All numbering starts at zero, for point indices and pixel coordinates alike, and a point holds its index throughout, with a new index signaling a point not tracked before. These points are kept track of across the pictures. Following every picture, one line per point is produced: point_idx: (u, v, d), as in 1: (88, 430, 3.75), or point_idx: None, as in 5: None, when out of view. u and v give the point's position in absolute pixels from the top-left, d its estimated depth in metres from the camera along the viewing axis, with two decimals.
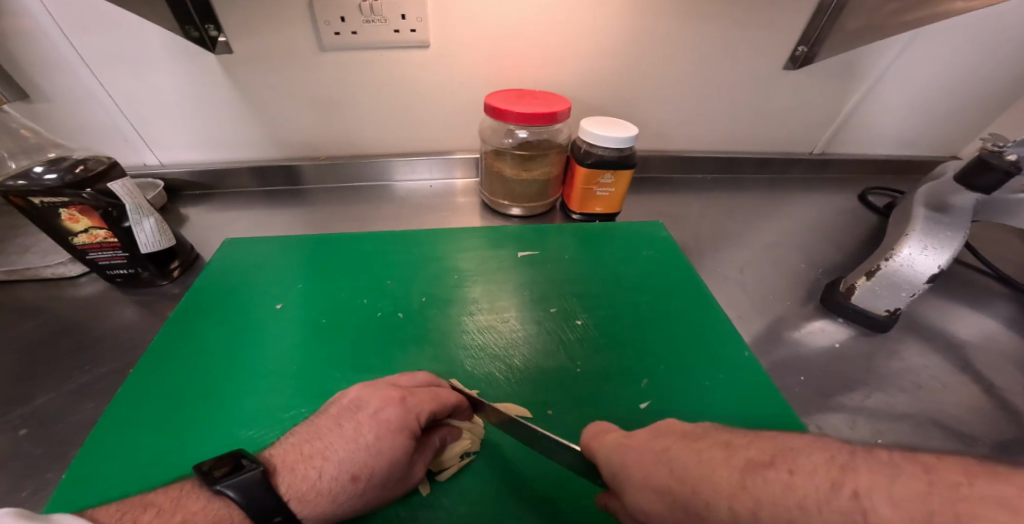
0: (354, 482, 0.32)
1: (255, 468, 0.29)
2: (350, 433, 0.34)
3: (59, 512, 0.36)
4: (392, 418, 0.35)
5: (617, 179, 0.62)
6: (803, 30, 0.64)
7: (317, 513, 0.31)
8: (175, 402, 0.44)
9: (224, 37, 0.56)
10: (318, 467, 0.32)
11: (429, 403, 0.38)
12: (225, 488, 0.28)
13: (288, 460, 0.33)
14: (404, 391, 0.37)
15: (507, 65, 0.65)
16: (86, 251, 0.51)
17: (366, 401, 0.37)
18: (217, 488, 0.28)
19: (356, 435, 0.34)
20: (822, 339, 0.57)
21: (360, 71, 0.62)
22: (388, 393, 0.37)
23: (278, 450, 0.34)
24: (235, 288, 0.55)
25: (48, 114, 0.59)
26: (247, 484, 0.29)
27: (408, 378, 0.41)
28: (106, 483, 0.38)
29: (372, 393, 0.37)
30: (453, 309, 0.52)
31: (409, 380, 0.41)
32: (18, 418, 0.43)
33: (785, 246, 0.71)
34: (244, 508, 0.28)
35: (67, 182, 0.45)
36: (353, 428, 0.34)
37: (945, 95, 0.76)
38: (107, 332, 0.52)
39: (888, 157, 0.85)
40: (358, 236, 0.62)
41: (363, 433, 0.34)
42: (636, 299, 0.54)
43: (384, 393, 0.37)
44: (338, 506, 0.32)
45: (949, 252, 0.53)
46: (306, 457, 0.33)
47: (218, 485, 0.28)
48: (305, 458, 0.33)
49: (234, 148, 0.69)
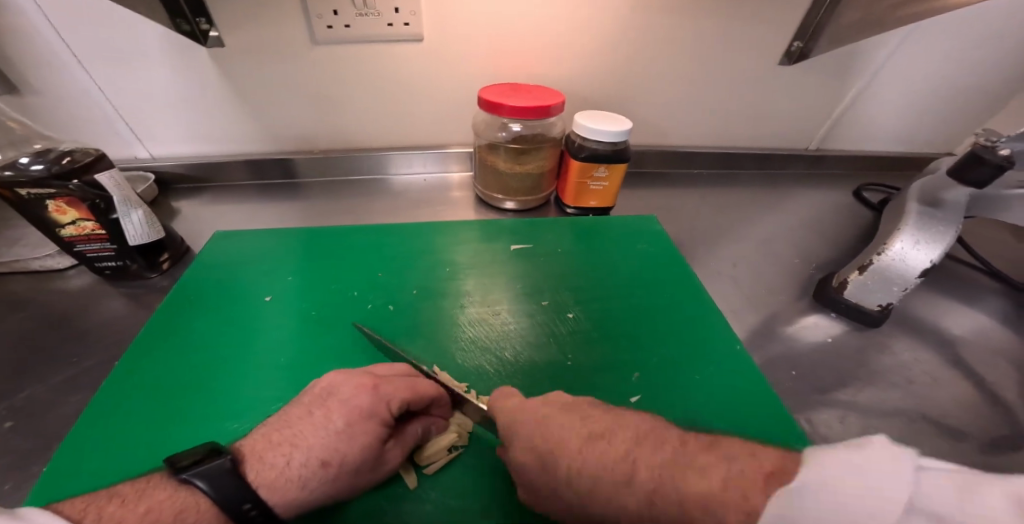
0: (324, 468, 0.32)
1: (223, 457, 0.30)
2: (319, 420, 0.34)
3: (42, 504, 0.35)
4: (362, 405, 0.34)
5: (611, 173, 0.61)
6: (799, 25, 0.64)
7: (287, 500, 0.31)
8: (161, 395, 0.43)
9: (216, 31, 0.56)
10: (286, 454, 0.32)
11: (404, 393, 0.36)
12: (192, 476, 0.28)
13: (257, 448, 0.33)
14: (377, 378, 0.37)
15: (501, 58, 0.64)
16: (73, 243, 0.50)
17: (338, 388, 0.36)
18: (184, 477, 0.28)
19: (325, 423, 0.34)
20: (814, 334, 0.57)
21: (354, 64, 0.62)
22: (360, 380, 0.36)
23: (250, 440, 0.34)
24: (225, 280, 0.54)
25: (37, 106, 0.59)
26: (216, 472, 0.29)
27: (385, 367, 0.40)
28: (87, 476, 0.37)
29: (344, 381, 0.36)
30: (444, 302, 0.52)
31: (385, 369, 0.40)
32: (1, 411, 0.42)
33: (779, 241, 0.71)
34: (211, 496, 0.28)
35: (54, 173, 0.44)
36: (323, 415, 0.34)
37: (942, 91, 0.76)
38: (94, 324, 0.52)
39: (884, 153, 0.85)
40: (351, 229, 0.62)
41: (332, 420, 0.34)
42: (629, 292, 0.54)
43: (356, 381, 0.36)
44: (309, 493, 0.32)
45: (941, 246, 0.53)
46: (275, 444, 0.33)
47: (185, 473, 0.28)
48: (274, 446, 0.33)
49: (228, 142, 0.69)
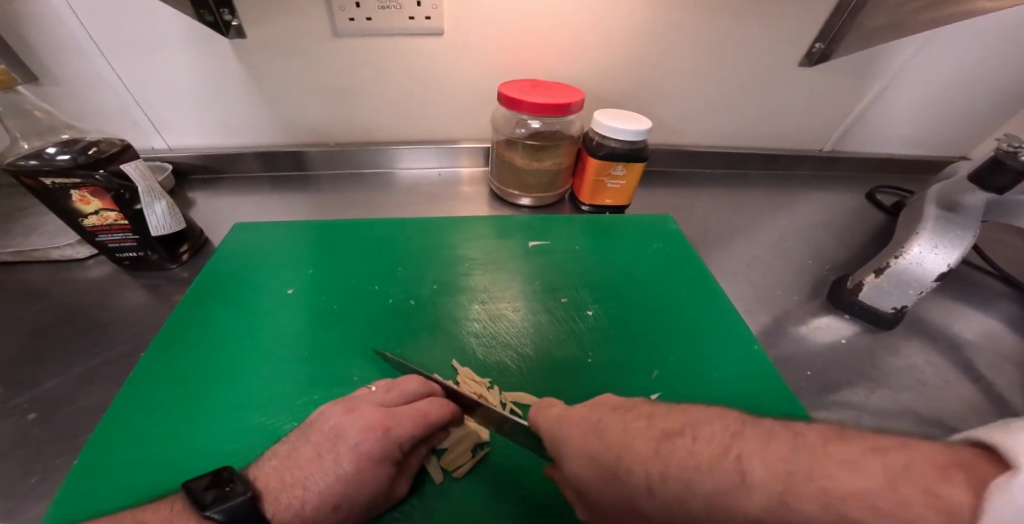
0: (335, 511, 0.32)
1: (243, 494, 0.30)
2: (329, 463, 0.34)
3: (77, 496, 0.36)
4: (371, 449, 0.35)
5: (628, 172, 0.61)
6: (821, 26, 0.64)
7: None
8: (187, 387, 0.44)
9: (239, 22, 0.56)
10: (299, 496, 0.32)
11: (413, 430, 0.37)
12: (213, 512, 0.28)
13: (271, 486, 0.33)
14: (386, 419, 0.36)
15: (520, 54, 0.64)
16: (96, 233, 0.51)
17: (346, 430, 0.35)
18: (207, 513, 0.28)
19: (334, 466, 0.34)
20: (828, 335, 0.57)
21: (373, 57, 0.62)
22: (369, 422, 0.36)
23: (261, 474, 0.34)
24: (246, 272, 0.55)
25: (60, 96, 0.59)
26: (236, 509, 0.29)
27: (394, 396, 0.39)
28: (116, 471, 0.38)
29: (352, 421, 0.36)
30: (463, 297, 0.52)
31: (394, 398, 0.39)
32: (25, 402, 0.43)
33: (792, 242, 0.71)
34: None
35: (80, 163, 0.45)
36: (332, 458, 0.34)
37: (959, 95, 0.76)
38: (114, 315, 0.52)
39: (898, 156, 0.85)
40: (368, 223, 0.62)
41: (342, 463, 0.34)
42: (646, 290, 0.55)
43: (364, 423, 0.36)
44: None
45: (958, 251, 0.54)
46: (289, 485, 0.33)
47: (207, 510, 0.28)
48: (287, 487, 0.33)
49: (244, 132, 0.69)
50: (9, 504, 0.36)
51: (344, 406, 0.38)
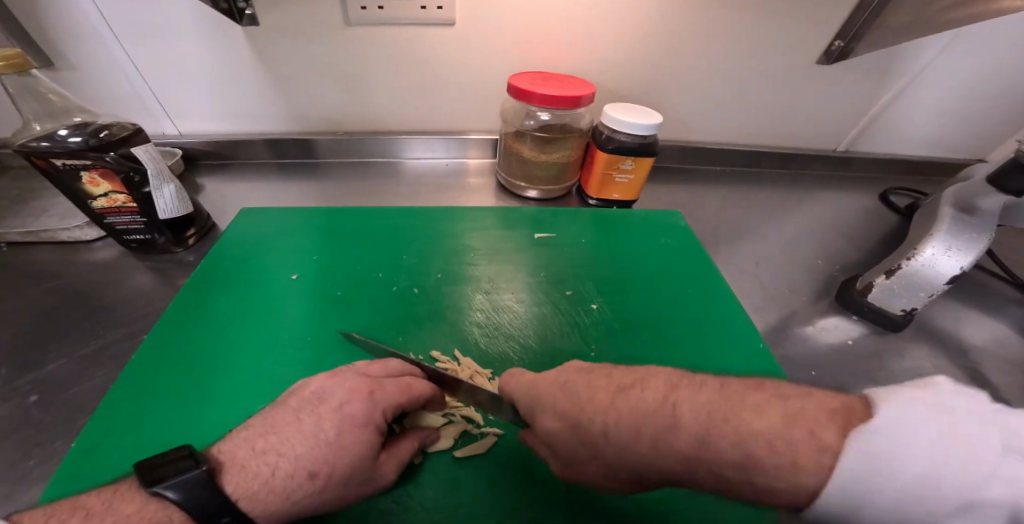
0: (312, 479, 0.30)
1: (198, 468, 0.27)
2: (308, 426, 0.32)
3: (76, 484, 0.36)
4: (356, 413, 0.33)
5: (637, 166, 0.61)
6: (843, 22, 0.62)
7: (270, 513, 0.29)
8: (190, 371, 0.44)
9: (252, 9, 0.56)
10: (271, 464, 0.30)
11: (398, 398, 0.36)
12: (164, 489, 0.26)
13: (238, 457, 0.30)
14: (372, 384, 0.36)
15: (532, 44, 0.63)
16: (104, 214, 0.51)
17: (329, 394, 0.35)
18: (157, 490, 0.26)
19: (315, 430, 0.32)
20: (834, 335, 0.56)
21: (384, 47, 0.61)
22: (355, 386, 0.35)
23: (228, 446, 0.31)
24: (252, 257, 0.55)
25: (75, 81, 0.60)
26: (192, 484, 0.26)
27: (379, 368, 0.39)
28: (117, 455, 0.38)
29: (336, 385, 0.35)
30: (468, 287, 0.52)
31: (379, 370, 0.39)
32: (29, 383, 0.43)
33: (803, 242, 0.70)
34: (187, 513, 0.26)
35: (91, 145, 0.45)
36: (312, 422, 0.32)
37: (980, 96, 0.74)
38: (120, 298, 0.53)
39: (913, 158, 0.83)
40: (373, 211, 0.62)
41: (323, 428, 0.32)
42: (652, 285, 0.54)
43: (350, 386, 0.35)
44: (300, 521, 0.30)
45: (973, 254, 0.53)
46: (259, 453, 0.31)
47: (156, 487, 0.26)
48: (258, 454, 0.31)
49: (254, 120, 0.69)
50: (8, 486, 0.36)
51: (329, 372, 0.37)
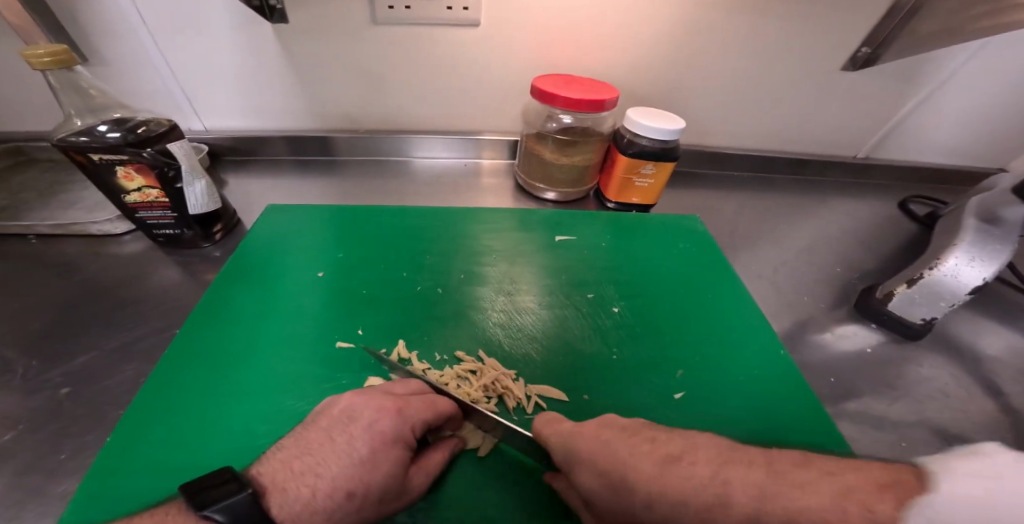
0: (349, 499, 0.31)
1: (244, 490, 0.28)
2: (342, 446, 0.33)
3: (110, 480, 0.37)
4: (386, 430, 0.34)
5: (658, 171, 0.61)
6: (870, 29, 0.62)
7: None
8: (219, 368, 0.45)
9: (281, 6, 0.56)
10: (310, 485, 0.31)
11: (424, 413, 0.37)
12: (211, 513, 0.26)
13: (278, 479, 0.31)
14: (399, 400, 0.37)
15: (556, 47, 0.63)
16: (136, 209, 0.52)
17: (359, 412, 0.35)
18: (206, 513, 0.27)
19: (349, 449, 0.33)
20: (851, 343, 0.56)
21: (409, 47, 0.62)
22: (383, 403, 0.36)
23: (266, 468, 0.32)
24: (277, 255, 0.56)
25: (108, 76, 0.61)
26: (237, 507, 0.27)
27: (402, 385, 0.40)
28: (150, 451, 0.39)
29: (364, 403, 0.36)
30: (490, 288, 0.53)
31: (402, 387, 0.39)
32: (60, 376, 0.44)
33: (821, 248, 0.70)
34: None
35: (129, 141, 0.46)
36: (345, 441, 0.33)
37: (1006, 105, 0.73)
38: (147, 292, 0.54)
39: (934, 165, 0.82)
40: (396, 211, 0.63)
41: (356, 445, 0.33)
42: (672, 289, 0.54)
43: (378, 403, 0.36)
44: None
45: (996, 265, 0.53)
46: (298, 474, 0.31)
47: (205, 510, 0.27)
48: (297, 475, 0.31)
49: (277, 117, 0.70)
50: (41, 479, 0.37)
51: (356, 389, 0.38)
